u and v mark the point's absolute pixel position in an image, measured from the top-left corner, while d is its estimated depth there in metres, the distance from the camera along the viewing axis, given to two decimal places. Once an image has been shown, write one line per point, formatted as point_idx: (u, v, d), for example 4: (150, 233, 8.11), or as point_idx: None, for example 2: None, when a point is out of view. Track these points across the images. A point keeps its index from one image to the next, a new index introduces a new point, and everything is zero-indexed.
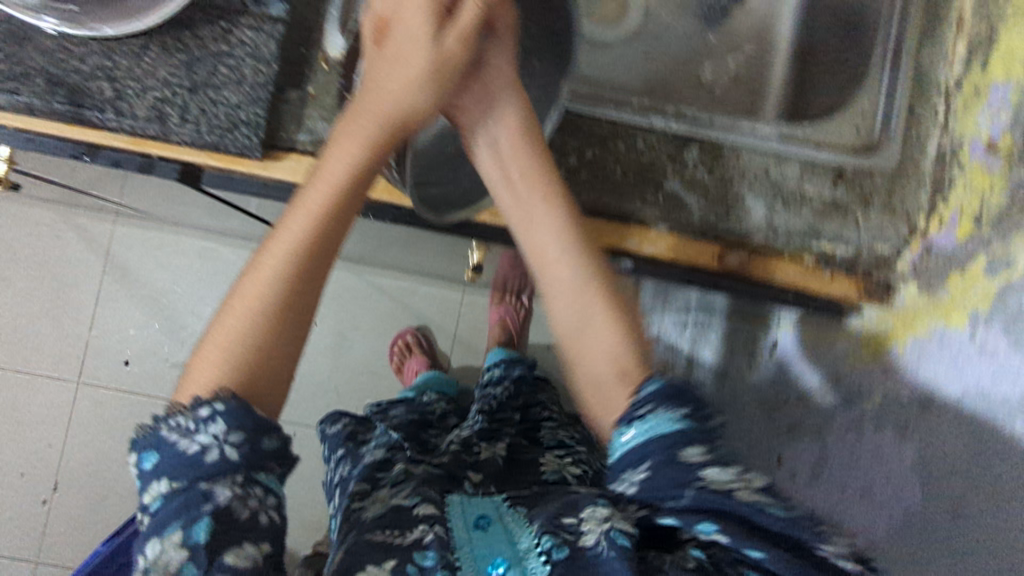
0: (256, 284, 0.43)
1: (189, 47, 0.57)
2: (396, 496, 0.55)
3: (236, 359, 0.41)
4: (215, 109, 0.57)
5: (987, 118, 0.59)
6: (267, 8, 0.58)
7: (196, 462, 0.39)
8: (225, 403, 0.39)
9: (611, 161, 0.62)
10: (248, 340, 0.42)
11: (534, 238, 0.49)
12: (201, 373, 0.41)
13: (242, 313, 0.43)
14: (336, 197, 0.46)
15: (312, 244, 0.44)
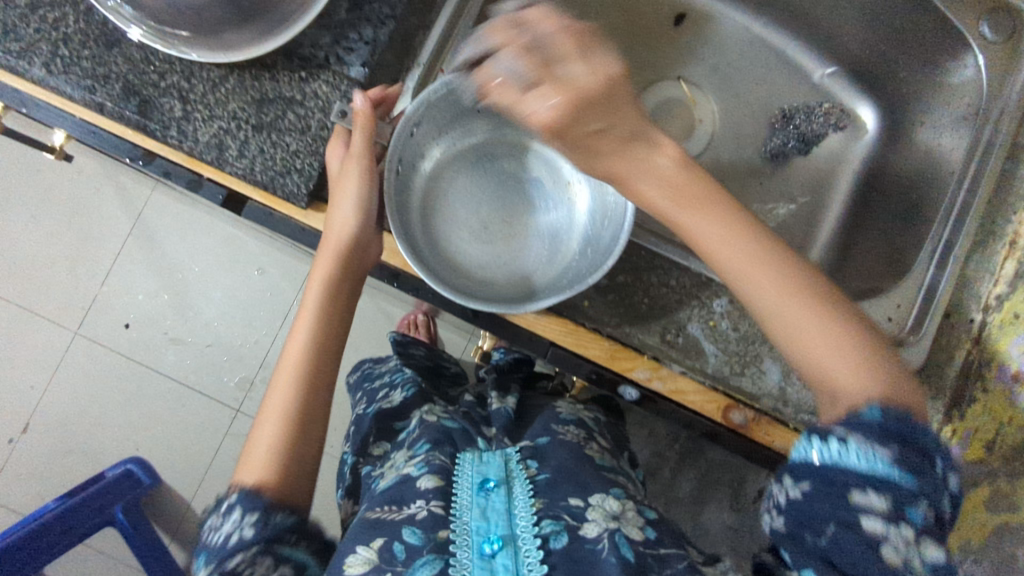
0: (279, 389, 0.52)
1: (265, 87, 0.58)
2: (406, 463, 0.52)
3: (281, 445, 0.49)
4: (273, 150, 0.58)
5: (1018, 347, 0.58)
6: (347, 69, 0.59)
7: (223, 548, 0.42)
8: (239, 494, 0.45)
9: (640, 291, 0.63)
10: (283, 432, 0.50)
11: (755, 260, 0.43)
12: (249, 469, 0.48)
13: (271, 414, 0.50)
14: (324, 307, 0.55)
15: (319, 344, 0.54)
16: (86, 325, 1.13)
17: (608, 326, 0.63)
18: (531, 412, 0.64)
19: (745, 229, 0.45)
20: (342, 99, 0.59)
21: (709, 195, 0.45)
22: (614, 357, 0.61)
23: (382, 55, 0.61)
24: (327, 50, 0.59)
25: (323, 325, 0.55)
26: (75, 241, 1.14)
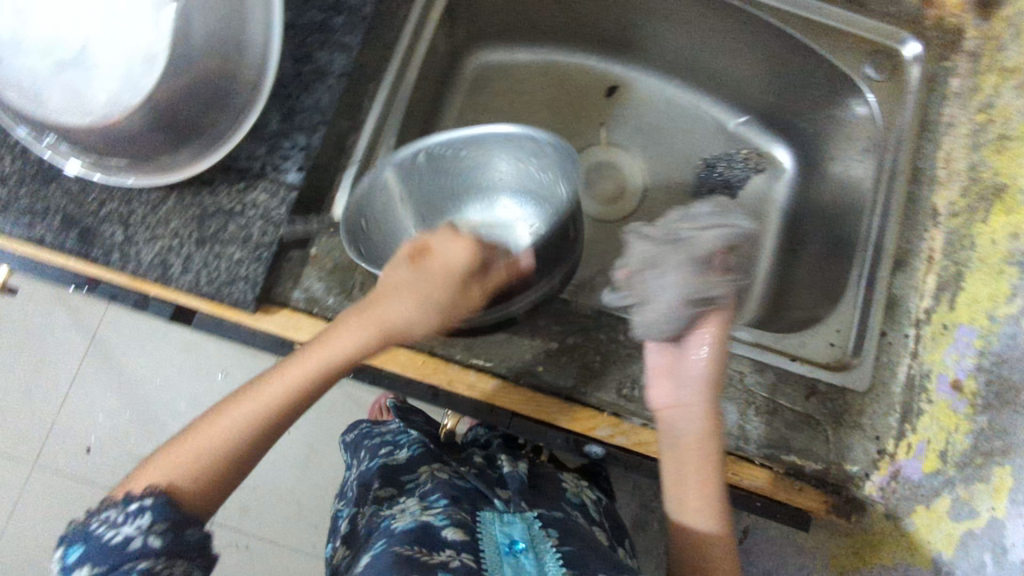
0: (226, 419, 0.53)
1: (205, 203, 0.60)
2: (426, 510, 0.54)
3: (196, 469, 0.50)
4: (218, 262, 0.59)
5: (953, 357, 0.61)
6: (283, 175, 0.61)
7: (122, 549, 0.45)
8: (155, 499, 0.47)
9: (592, 350, 0.65)
10: (207, 455, 0.51)
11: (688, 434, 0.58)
12: (157, 469, 0.50)
13: (212, 441, 0.52)
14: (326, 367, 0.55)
15: (301, 393, 0.55)
16: (44, 453, 1.09)
17: (566, 388, 0.63)
18: (539, 480, 0.66)
19: (710, 430, 0.58)
20: (281, 204, 0.61)
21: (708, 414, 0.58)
22: (575, 418, 0.63)
23: (317, 158, 0.62)
24: (263, 160, 0.61)
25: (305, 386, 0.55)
26: (29, 369, 1.12)
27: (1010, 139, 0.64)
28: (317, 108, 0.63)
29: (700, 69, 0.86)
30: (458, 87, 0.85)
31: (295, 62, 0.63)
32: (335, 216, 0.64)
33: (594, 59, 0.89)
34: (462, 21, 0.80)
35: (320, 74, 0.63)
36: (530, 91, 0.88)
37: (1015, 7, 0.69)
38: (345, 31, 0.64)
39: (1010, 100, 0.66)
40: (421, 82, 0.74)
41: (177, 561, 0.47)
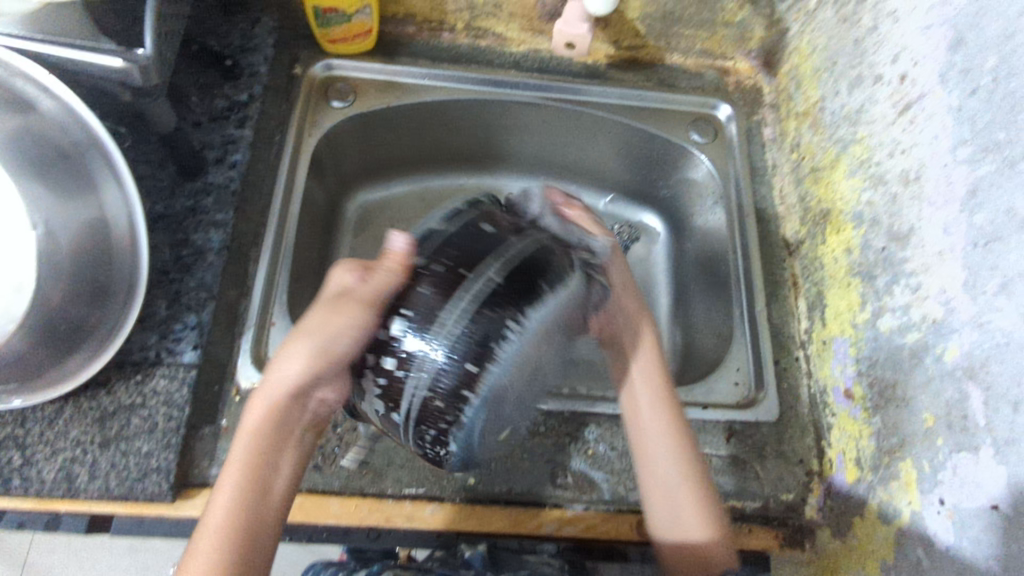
0: (237, 472, 0.49)
1: (103, 403, 0.60)
2: None
3: (232, 541, 0.47)
4: (126, 459, 0.58)
5: (838, 369, 0.67)
6: (179, 357, 0.62)
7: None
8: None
9: (518, 449, 0.65)
10: (239, 523, 0.48)
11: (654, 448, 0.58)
12: (196, 558, 0.47)
13: (212, 524, 0.48)
14: (268, 418, 0.51)
15: (259, 457, 0.50)
16: None
17: (502, 493, 0.64)
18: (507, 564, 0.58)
19: (680, 439, 0.58)
20: (180, 386, 0.61)
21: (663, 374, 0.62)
22: (520, 519, 0.63)
23: (210, 332, 0.64)
24: (155, 347, 0.62)
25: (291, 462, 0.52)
26: None
27: (820, 169, 0.73)
28: (201, 286, 0.65)
29: (558, 164, 0.94)
30: (345, 229, 0.89)
31: (172, 248, 0.66)
32: (241, 382, 0.65)
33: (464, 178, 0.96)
34: (331, 171, 0.86)
35: (200, 254, 0.66)
36: (410, 214, 0.93)
37: (789, 64, 0.82)
38: (216, 210, 0.69)
39: (810, 137, 0.76)
40: (302, 236, 0.78)
41: None
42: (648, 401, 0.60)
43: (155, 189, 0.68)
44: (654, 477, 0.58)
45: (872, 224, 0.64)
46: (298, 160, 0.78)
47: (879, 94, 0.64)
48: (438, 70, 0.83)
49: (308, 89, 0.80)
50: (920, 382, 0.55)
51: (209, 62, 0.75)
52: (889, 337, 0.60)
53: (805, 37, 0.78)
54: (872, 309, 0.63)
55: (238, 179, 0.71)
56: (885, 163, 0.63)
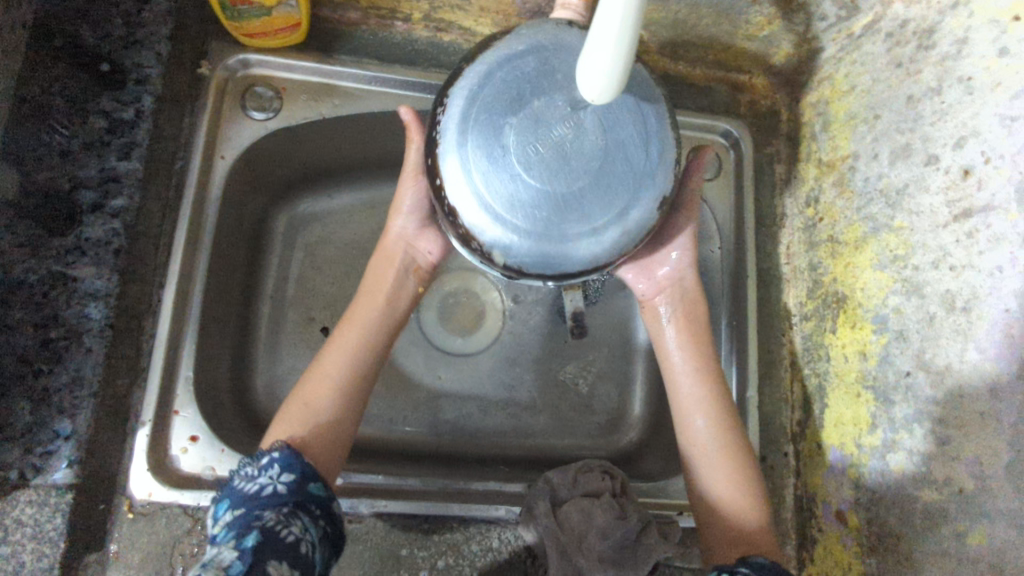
0: (377, 306, 0.59)
1: None
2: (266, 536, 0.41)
3: (345, 382, 0.55)
4: None
5: (832, 485, 0.60)
6: (50, 476, 0.50)
7: (256, 495, 0.44)
8: (281, 449, 0.48)
9: (467, 570, 0.58)
10: (357, 363, 0.56)
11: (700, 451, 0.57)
12: (318, 395, 0.54)
13: (336, 364, 0.56)
14: (388, 289, 0.60)
15: (390, 299, 0.60)
16: None
17: None
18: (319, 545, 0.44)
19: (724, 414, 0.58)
20: (53, 516, 0.50)
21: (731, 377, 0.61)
22: None
23: (92, 439, 0.52)
24: (16, 462, 0.50)
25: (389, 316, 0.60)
26: None
27: (840, 244, 0.62)
28: (76, 383, 0.52)
29: None
30: (271, 253, 0.74)
31: (35, 329, 0.52)
32: (133, 496, 0.55)
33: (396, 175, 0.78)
34: (250, 191, 0.70)
35: (73, 337, 0.53)
36: (338, 220, 0.77)
37: (816, 94, 0.67)
38: (91, 275, 0.54)
39: (832, 198, 0.64)
40: (213, 286, 0.65)
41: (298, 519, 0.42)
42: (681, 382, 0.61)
43: (13, 245, 0.52)
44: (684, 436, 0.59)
45: (898, 339, 0.54)
46: (208, 190, 0.63)
47: (930, 180, 0.52)
48: (385, 72, 0.67)
49: (219, 97, 0.65)
50: (934, 551, 0.48)
51: (78, 60, 0.57)
52: (901, 479, 0.52)
53: (841, 69, 0.63)
54: (883, 438, 0.54)
55: (123, 231, 0.56)
56: (926, 272, 0.52)
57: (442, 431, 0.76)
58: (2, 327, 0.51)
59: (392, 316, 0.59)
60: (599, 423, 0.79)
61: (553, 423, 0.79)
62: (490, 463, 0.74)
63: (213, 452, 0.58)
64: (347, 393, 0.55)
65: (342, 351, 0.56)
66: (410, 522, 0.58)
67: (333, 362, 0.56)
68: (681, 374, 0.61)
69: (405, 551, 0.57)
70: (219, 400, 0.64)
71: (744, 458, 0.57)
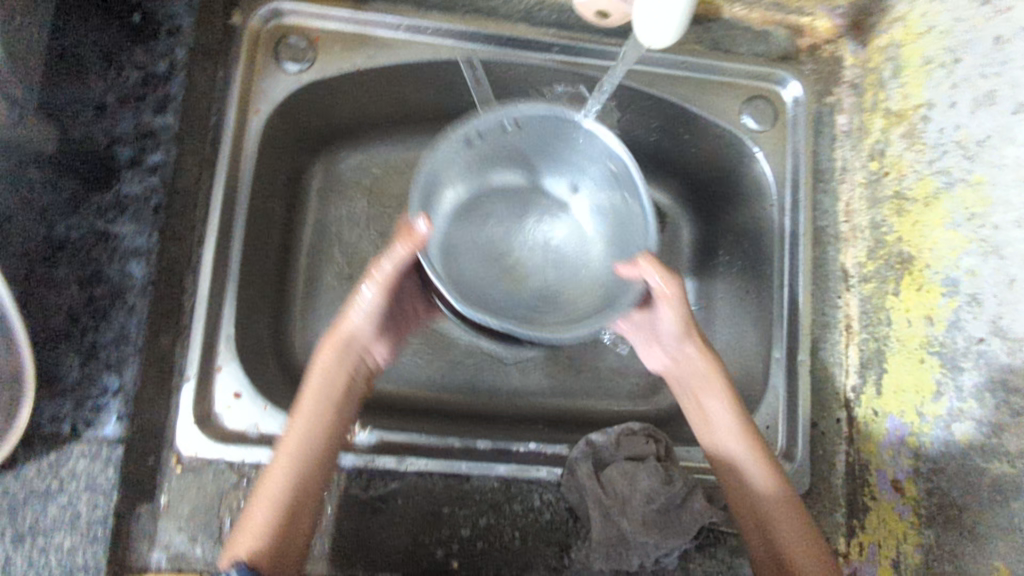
0: (326, 400, 0.53)
1: (11, 492, 0.49)
2: None
3: (303, 473, 0.49)
4: (43, 560, 0.49)
5: (889, 453, 0.57)
6: (101, 430, 0.51)
7: None
8: (240, 570, 0.44)
9: (508, 528, 0.57)
10: (312, 442, 0.51)
11: (747, 502, 0.54)
12: (272, 482, 0.49)
13: (295, 439, 0.50)
14: (330, 390, 0.53)
15: (334, 395, 0.53)
16: None
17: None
18: None
19: (785, 510, 0.53)
20: (106, 469, 0.51)
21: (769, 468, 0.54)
22: None
23: (139, 394, 0.53)
24: (71, 415, 0.51)
25: (331, 403, 0.53)
26: None
27: (907, 200, 0.58)
28: (122, 339, 0.52)
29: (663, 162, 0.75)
30: (309, 211, 0.73)
31: (81, 285, 0.52)
32: (182, 450, 0.56)
33: (434, 133, 0.77)
34: (288, 147, 0.69)
35: (117, 294, 0.53)
36: (377, 178, 0.75)
37: (886, 37, 0.63)
38: (132, 232, 0.54)
39: (899, 150, 0.60)
40: (252, 243, 0.64)
41: None
42: (731, 447, 0.56)
43: (54, 202, 0.53)
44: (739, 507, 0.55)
45: (970, 302, 0.50)
46: (245, 144, 0.62)
47: (1017, 130, 0.48)
48: (419, 19, 0.65)
49: (252, 50, 0.64)
50: (1002, 524, 0.46)
51: (111, 14, 0.57)
52: (967, 450, 0.50)
53: (917, 8, 0.58)
54: (949, 406, 0.51)
55: (162, 188, 0.56)
56: (1007, 231, 0.48)
57: (481, 391, 0.75)
58: (47, 284, 0.52)
59: (344, 406, 0.54)
60: (638, 384, 0.78)
61: (592, 384, 0.77)
62: (530, 423, 0.74)
63: (257, 407, 0.59)
64: (303, 493, 0.49)
65: (296, 429, 0.51)
66: (452, 481, 0.58)
67: (285, 445, 0.50)
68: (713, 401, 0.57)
69: (443, 509, 0.57)
70: (260, 357, 0.64)
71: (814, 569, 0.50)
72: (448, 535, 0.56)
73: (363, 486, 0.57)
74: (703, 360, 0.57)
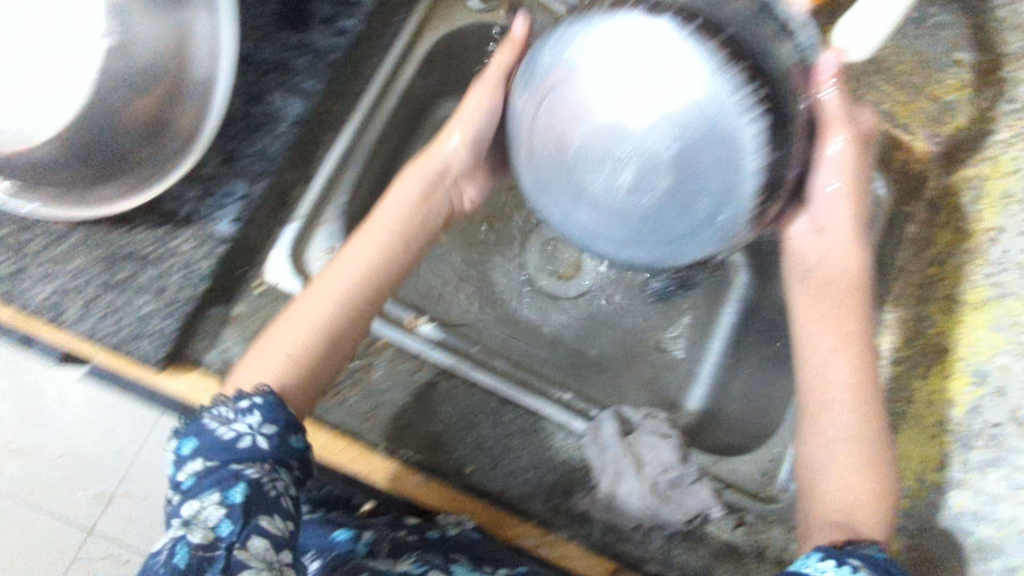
0: (383, 244, 0.56)
1: (119, 243, 0.54)
2: (251, 469, 0.46)
3: (325, 330, 0.52)
4: (122, 313, 0.52)
5: None
6: (215, 224, 0.55)
7: (232, 446, 0.46)
8: (264, 399, 0.48)
9: (523, 456, 0.60)
10: (348, 300, 0.54)
11: (824, 418, 0.56)
12: (297, 327, 0.52)
13: (354, 282, 0.54)
14: (401, 225, 0.57)
15: (407, 225, 0.57)
16: None
17: (493, 491, 0.59)
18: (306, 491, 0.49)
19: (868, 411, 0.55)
20: (206, 258, 0.54)
21: (862, 356, 0.57)
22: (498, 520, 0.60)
23: (256, 209, 0.57)
24: (193, 204, 0.55)
25: (380, 271, 0.55)
26: None
27: (958, 303, 0.65)
28: (260, 157, 0.57)
29: None
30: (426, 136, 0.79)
31: (247, 100, 0.59)
32: (266, 273, 0.58)
33: None
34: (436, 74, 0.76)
35: (271, 119, 0.58)
36: None
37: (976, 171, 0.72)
38: (305, 75, 0.59)
39: (960, 262, 0.67)
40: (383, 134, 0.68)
41: (279, 471, 0.47)
42: (838, 362, 0.57)
43: (257, 27, 0.60)
44: (818, 414, 0.57)
45: (995, 393, 0.56)
46: (413, 50, 0.69)
47: None
48: None
49: None
50: None
51: None
52: (957, 514, 0.55)
53: (1011, 152, 0.67)
54: (952, 476, 0.57)
55: (343, 47, 0.61)
56: None
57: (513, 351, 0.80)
58: None
59: (414, 238, 0.58)
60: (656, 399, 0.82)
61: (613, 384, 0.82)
62: None
63: None
64: (330, 337, 0.52)
65: (337, 272, 0.54)
66: (488, 397, 0.62)
67: (324, 295, 0.53)
68: (822, 309, 0.60)
69: (474, 418, 0.61)
70: None
71: (880, 474, 0.54)
72: (470, 442, 0.60)
73: (417, 365, 0.61)
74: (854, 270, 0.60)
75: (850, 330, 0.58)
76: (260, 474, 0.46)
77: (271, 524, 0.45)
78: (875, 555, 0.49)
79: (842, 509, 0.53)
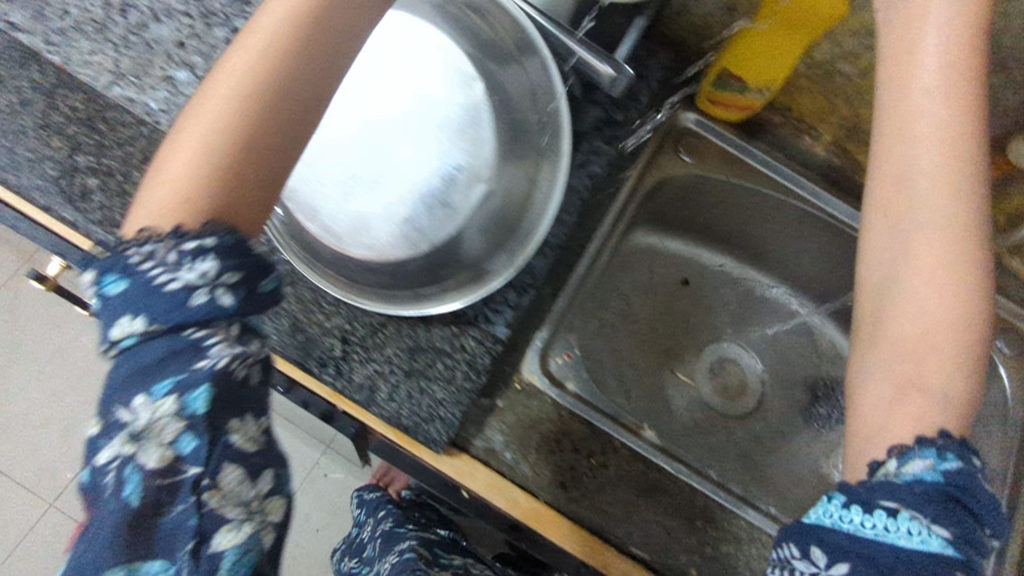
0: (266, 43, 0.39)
1: (421, 337, 0.61)
2: (213, 352, 0.35)
3: (223, 135, 0.38)
4: (421, 398, 0.60)
5: None
6: (494, 328, 0.62)
7: (165, 297, 0.35)
8: (216, 237, 0.36)
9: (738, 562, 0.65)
10: (229, 110, 0.38)
11: (901, 310, 0.42)
12: (180, 150, 0.38)
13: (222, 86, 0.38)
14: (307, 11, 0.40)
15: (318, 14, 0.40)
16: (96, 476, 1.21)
17: None
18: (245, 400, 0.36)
19: (958, 273, 0.41)
20: (485, 355, 0.62)
21: (943, 234, 0.42)
22: None
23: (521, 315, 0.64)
24: (478, 309, 0.62)
25: (268, 76, 0.38)
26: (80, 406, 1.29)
27: None
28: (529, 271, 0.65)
29: None
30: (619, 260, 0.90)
31: None
32: (525, 372, 0.67)
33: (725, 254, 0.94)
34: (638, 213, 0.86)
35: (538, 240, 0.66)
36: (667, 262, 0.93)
37: None
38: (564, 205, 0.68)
39: None
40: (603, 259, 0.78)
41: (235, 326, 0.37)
42: (913, 238, 0.43)
43: None
44: (904, 291, 0.42)
45: None
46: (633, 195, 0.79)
47: None
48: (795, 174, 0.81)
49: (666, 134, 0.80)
50: None
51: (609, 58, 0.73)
52: None
53: None
54: None
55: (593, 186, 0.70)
56: None
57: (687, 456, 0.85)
58: None
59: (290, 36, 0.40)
60: None
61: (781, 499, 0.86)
62: None
63: (576, 370, 0.73)
64: (229, 147, 0.38)
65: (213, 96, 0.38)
66: (706, 504, 0.66)
67: (205, 114, 0.38)
68: (929, 210, 0.42)
69: (695, 522, 0.65)
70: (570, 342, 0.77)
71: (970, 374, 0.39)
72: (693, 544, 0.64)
73: (645, 467, 0.66)
74: (947, 150, 0.42)
75: (951, 171, 0.42)
76: (220, 333, 0.36)
77: (242, 435, 0.36)
78: (918, 478, 0.37)
79: (921, 334, 0.41)
